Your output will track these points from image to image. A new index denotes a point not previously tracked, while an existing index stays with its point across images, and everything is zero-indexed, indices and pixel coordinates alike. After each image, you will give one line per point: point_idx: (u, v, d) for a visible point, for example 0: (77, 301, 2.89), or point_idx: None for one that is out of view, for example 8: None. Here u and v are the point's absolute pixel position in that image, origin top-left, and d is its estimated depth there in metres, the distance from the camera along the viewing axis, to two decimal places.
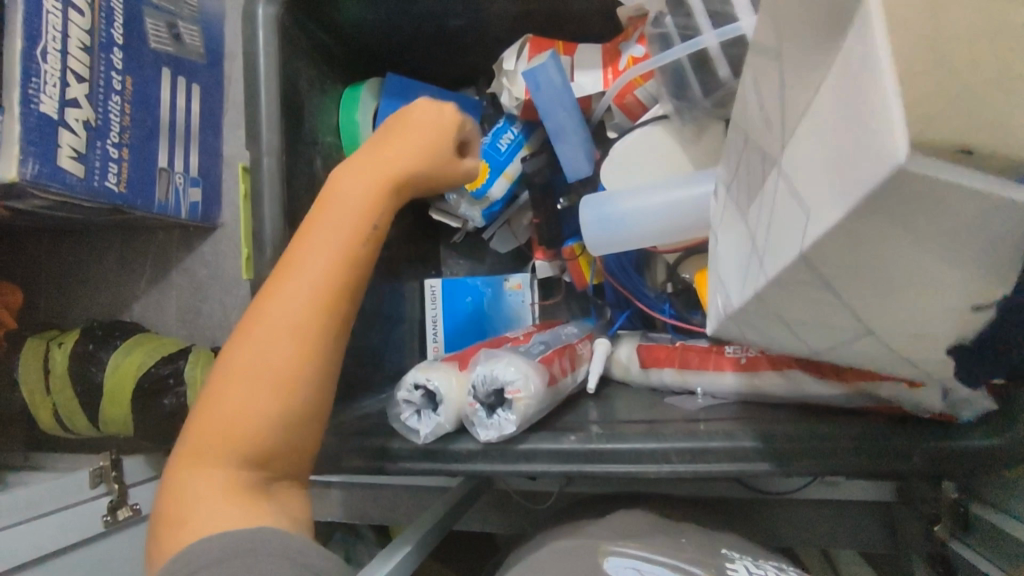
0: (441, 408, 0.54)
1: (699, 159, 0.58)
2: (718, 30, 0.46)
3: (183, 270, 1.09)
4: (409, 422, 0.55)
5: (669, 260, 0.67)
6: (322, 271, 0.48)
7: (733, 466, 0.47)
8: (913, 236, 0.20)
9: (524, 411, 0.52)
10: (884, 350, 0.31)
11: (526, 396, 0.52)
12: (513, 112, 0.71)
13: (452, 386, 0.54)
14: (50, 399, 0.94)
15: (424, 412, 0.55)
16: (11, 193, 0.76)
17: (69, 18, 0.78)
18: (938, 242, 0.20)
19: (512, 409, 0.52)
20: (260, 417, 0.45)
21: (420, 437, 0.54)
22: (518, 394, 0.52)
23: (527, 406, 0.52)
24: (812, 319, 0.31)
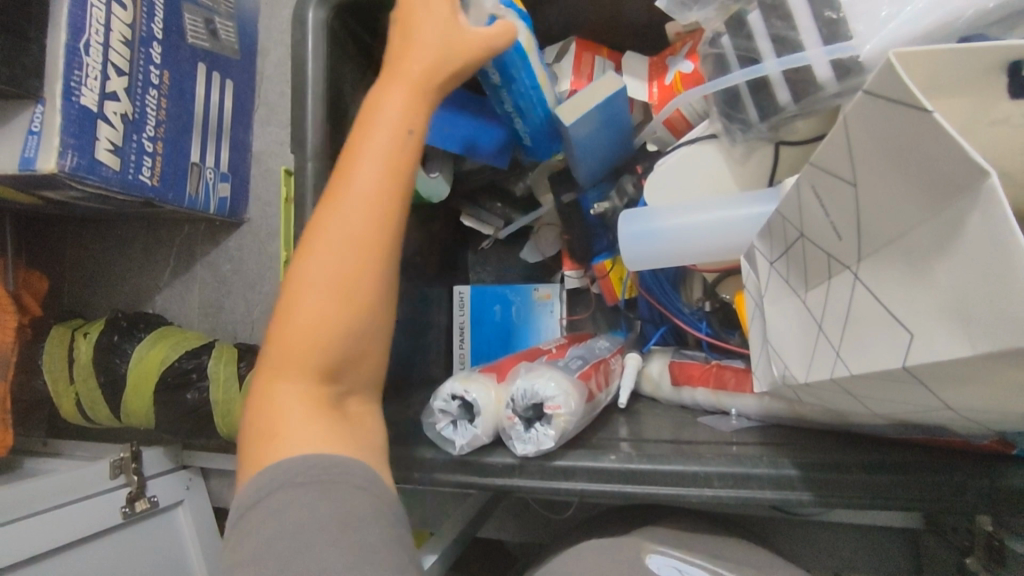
0: (477, 421, 0.52)
1: (745, 181, 0.58)
2: (780, 58, 0.46)
3: (207, 264, 1.09)
4: (442, 435, 0.55)
5: (706, 278, 0.67)
6: (368, 180, 0.44)
7: (776, 494, 0.47)
8: (961, 379, 0.28)
9: (563, 427, 0.51)
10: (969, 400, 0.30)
11: (566, 413, 0.51)
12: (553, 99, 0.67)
13: (490, 400, 0.53)
14: (73, 389, 0.95)
15: (457, 424, 0.54)
16: (48, 183, 0.77)
17: (113, 12, 0.78)
18: (987, 382, 0.27)
19: (551, 424, 0.51)
20: (329, 336, 0.42)
21: (456, 447, 0.53)
22: (559, 410, 0.51)
23: (567, 423, 0.51)
24: (876, 398, 0.36)
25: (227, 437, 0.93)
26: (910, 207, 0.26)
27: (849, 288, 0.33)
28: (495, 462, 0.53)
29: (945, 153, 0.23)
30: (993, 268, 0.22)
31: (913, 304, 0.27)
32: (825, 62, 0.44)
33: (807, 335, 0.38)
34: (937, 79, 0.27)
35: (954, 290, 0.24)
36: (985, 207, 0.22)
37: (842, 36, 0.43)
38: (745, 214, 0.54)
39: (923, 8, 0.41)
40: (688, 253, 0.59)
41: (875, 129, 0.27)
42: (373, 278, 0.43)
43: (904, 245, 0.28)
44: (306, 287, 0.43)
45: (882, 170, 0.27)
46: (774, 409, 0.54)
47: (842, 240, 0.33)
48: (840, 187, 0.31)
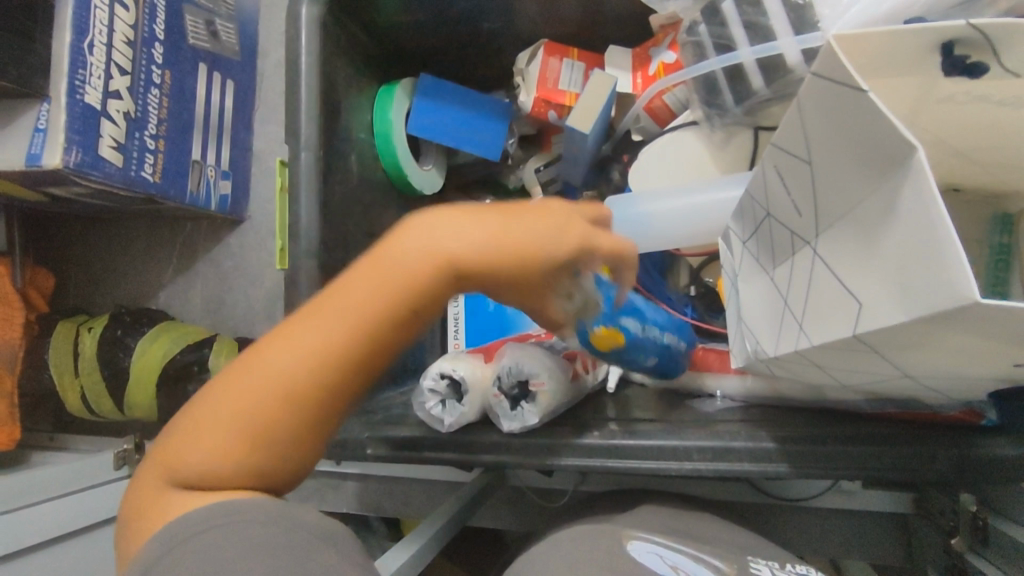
0: (465, 398, 0.54)
1: (725, 166, 0.60)
2: (754, 47, 0.48)
3: (208, 261, 1.11)
4: (430, 415, 0.55)
5: (693, 264, 0.68)
6: (383, 305, 0.35)
7: (755, 466, 0.48)
8: (918, 349, 0.25)
9: (547, 404, 0.52)
10: (924, 369, 0.29)
11: (550, 390, 0.52)
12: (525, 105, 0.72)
13: (477, 377, 0.54)
14: (78, 382, 0.97)
15: (446, 403, 0.55)
16: (53, 179, 0.79)
17: (116, 14, 0.81)
18: (944, 349, 0.25)
19: (535, 401, 0.52)
20: (274, 439, 0.36)
21: (444, 424, 0.54)
22: (543, 387, 0.52)
23: (550, 400, 0.52)
24: (847, 372, 0.34)
25: None
26: (851, 184, 0.25)
27: (808, 264, 0.31)
28: (482, 441, 0.54)
29: (880, 128, 0.22)
30: (920, 247, 0.21)
31: (859, 279, 0.26)
32: (796, 50, 0.46)
33: (774, 313, 0.36)
34: (871, 60, 0.27)
35: (897, 257, 0.23)
36: (915, 181, 0.21)
37: (810, 23, 0.45)
38: (724, 197, 0.56)
39: None
40: (672, 239, 0.60)
41: (822, 110, 0.25)
42: (259, 420, 0.35)
43: (848, 220, 0.26)
44: (253, 375, 0.35)
45: (826, 147, 0.26)
46: (755, 388, 0.56)
47: (800, 216, 0.30)
48: (790, 165, 0.30)
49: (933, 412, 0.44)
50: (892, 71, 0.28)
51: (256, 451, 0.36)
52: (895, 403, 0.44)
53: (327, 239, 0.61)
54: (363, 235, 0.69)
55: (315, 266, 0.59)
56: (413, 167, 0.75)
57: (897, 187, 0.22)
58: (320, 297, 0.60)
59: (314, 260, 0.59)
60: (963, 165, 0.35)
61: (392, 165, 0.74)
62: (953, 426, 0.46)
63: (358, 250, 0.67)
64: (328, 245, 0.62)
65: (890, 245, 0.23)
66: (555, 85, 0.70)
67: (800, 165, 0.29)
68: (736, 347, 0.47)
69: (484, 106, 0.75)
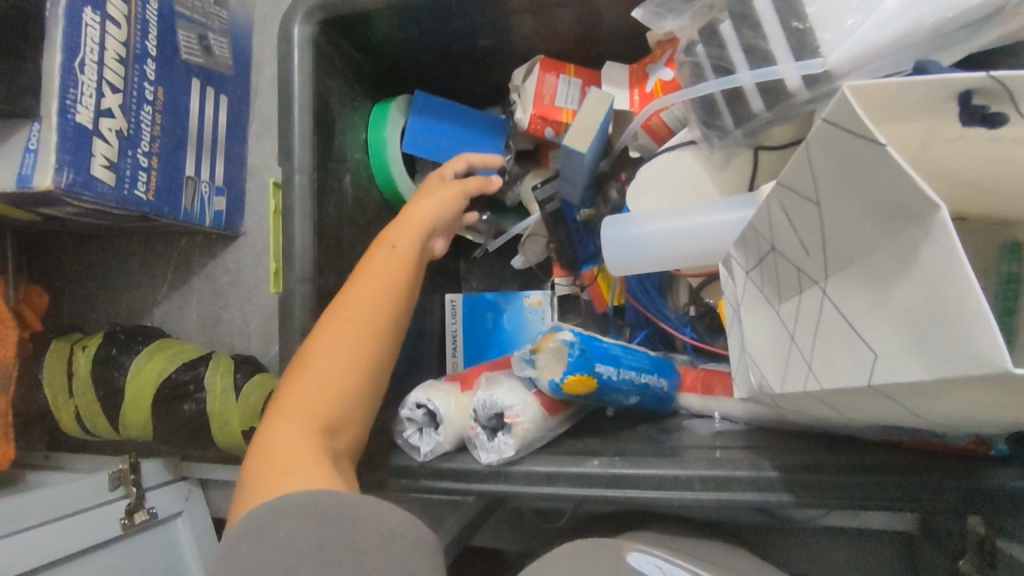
0: (440, 428, 0.54)
1: (724, 186, 0.59)
2: (754, 70, 0.48)
3: (204, 277, 1.10)
4: (408, 443, 0.56)
5: (692, 284, 0.67)
6: (385, 283, 0.55)
7: (757, 496, 0.47)
8: (933, 398, 0.25)
9: (523, 435, 0.52)
10: (936, 412, 0.29)
11: (525, 421, 0.52)
12: (521, 124, 0.71)
13: (454, 407, 0.55)
14: (72, 402, 0.96)
15: (423, 432, 0.55)
16: (45, 200, 0.78)
17: (108, 31, 0.80)
18: (961, 399, 0.24)
19: (511, 432, 0.52)
20: (354, 387, 0.52)
21: (420, 453, 0.55)
22: (518, 418, 0.52)
23: (527, 431, 0.52)
24: (854, 409, 0.33)
25: (225, 448, 0.94)
26: (864, 233, 0.25)
27: (816, 303, 0.30)
28: (480, 469, 0.53)
29: (898, 183, 0.21)
30: (944, 306, 0.21)
31: (875, 328, 0.25)
32: (797, 74, 0.45)
33: (779, 348, 0.35)
34: (881, 104, 0.26)
35: (916, 312, 0.22)
36: (937, 239, 0.21)
37: (811, 48, 0.44)
38: (723, 219, 0.55)
39: (889, 16, 0.41)
40: (670, 259, 0.59)
41: (834, 158, 0.24)
42: (348, 369, 0.51)
43: (861, 268, 0.26)
44: (318, 353, 0.52)
45: (835, 193, 0.26)
46: (758, 412, 0.55)
47: (807, 255, 0.30)
48: (795, 206, 0.29)
49: (940, 442, 0.43)
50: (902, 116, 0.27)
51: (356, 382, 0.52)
52: (902, 432, 0.43)
53: (321, 263, 0.60)
54: (358, 256, 0.68)
55: (309, 290, 0.58)
56: (409, 186, 0.74)
57: (917, 240, 0.22)
58: (315, 322, 0.59)
59: (308, 285, 0.59)
60: (971, 195, 0.34)
61: (387, 184, 0.73)
62: (960, 455, 0.45)
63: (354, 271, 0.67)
64: (322, 268, 0.61)
65: (909, 298, 0.23)
66: (552, 101, 0.69)
67: (804, 207, 0.28)
68: (739, 376, 0.46)
69: (484, 124, 0.75)
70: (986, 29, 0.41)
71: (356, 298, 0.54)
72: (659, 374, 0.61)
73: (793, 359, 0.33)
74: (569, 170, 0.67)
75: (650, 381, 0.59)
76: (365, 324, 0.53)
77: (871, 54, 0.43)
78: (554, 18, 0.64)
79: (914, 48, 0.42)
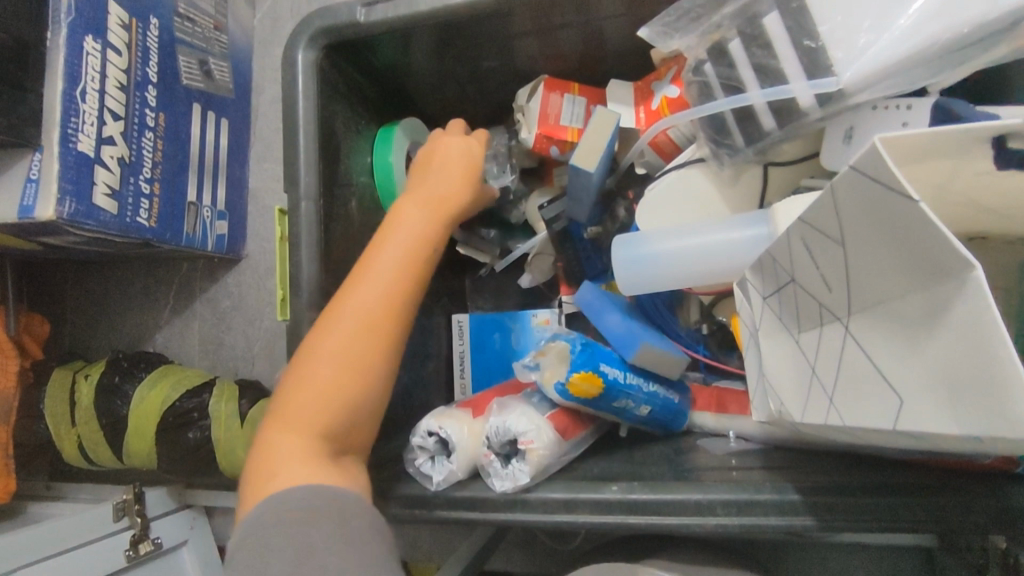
0: (453, 456, 0.53)
1: (735, 204, 0.59)
2: (766, 88, 0.48)
3: (207, 301, 1.09)
4: (420, 471, 0.55)
5: (704, 301, 0.67)
6: (401, 268, 0.53)
7: (780, 520, 0.45)
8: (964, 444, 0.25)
9: (538, 462, 0.51)
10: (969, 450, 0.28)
11: (540, 448, 0.51)
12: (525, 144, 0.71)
13: (466, 435, 0.54)
14: (75, 432, 0.95)
15: (435, 460, 0.54)
16: (45, 229, 0.77)
17: (109, 59, 0.80)
18: (991, 445, 0.24)
19: (526, 459, 0.51)
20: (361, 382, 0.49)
21: (433, 483, 0.53)
22: (532, 445, 0.51)
23: (542, 457, 0.51)
24: (876, 439, 0.33)
25: (230, 475, 0.93)
26: (890, 278, 0.24)
27: (837, 339, 0.29)
28: (494, 498, 0.52)
29: (930, 237, 0.21)
30: (977, 360, 0.21)
31: (902, 373, 0.25)
32: (809, 93, 0.46)
33: (800, 377, 0.35)
34: (911, 149, 0.26)
35: (949, 364, 0.22)
36: (972, 299, 0.21)
37: (824, 67, 0.45)
38: (734, 237, 0.55)
39: (900, 36, 0.42)
40: (681, 277, 0.59)
41: (859, 204, 0.24)
42: (357, 360, 0.49)
43: (887, 312, 0.25)
44: (325, 345, 0.49)
45: (861, 238, 0.25)
46: (776, 432, 0.54)
47: (830, 291, 0.29)
48: (816, 243, 0.29)
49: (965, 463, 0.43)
50: (925, 157, 0.27)
51: (359, 379, 0.49)
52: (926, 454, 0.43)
53: (328, 290, 0.60)
54: None
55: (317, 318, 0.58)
56: None
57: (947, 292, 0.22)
58: None
59: (316, 312, 0.58)
60: (993, 216, 0.34)
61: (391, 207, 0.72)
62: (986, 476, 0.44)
63: None
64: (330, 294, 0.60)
65: (942, 351, 0.22)
66: (557, 120, 0.69)
67: (824, 246, 0.28)
68: (756, 400, 0.46)
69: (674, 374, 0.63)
70: (995, 46, 0.41)
71: (367, 288, 0.51)
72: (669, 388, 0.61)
73: (814, 392, 0.33)
74: (576, 190, 0.66)
75: (657, 389, 0.60)
76: (371, 318, 0.50)
77: (885, 71, 0.43)
78: (557, 39, 0.65)
79: (927, 64, 0.42)
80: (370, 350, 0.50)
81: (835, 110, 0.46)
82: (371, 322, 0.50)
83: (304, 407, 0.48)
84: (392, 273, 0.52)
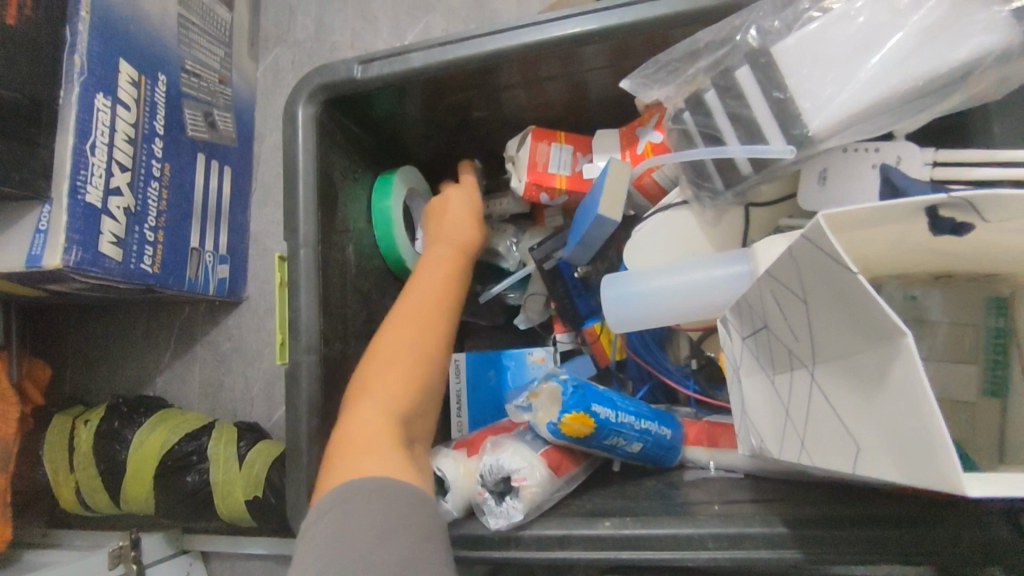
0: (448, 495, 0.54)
1: (718, 243, 0.61)
2: (745, 141, 0.51)
3: (207, 344, 1.11)
4: None
5: (692, 337, 0.68)
6: (443, 285, 0.64)
7: (769, 553, 0.46)
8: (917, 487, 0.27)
9: (531, 498, 0.52)
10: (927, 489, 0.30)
11: (533, 484, 0.52)
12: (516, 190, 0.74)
13: (460, 473, 0.54)
14: (73, 478, 0.95)
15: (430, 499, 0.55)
16: (52, 277, 0.80)
17: (118, 114, 0.83)
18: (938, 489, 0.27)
19: (519, 497, 0.52)
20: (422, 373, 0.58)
21: None
22: (525, 482, 0.52)
23: (535, 493, 0.52)
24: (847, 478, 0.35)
25: (228, 519, 0.93)
26: (843, 337, 0.27)
27: (804, 386, 0.32)
28: (488, 537, 0.52)
29: (871, 307, 0.24)
30: (915, 418, 0.23)
31: (856, 423, 0.27)
32: (783, 145, 0.48)
33: (774, 416, 0.37)
34: (858, 218, 0.31)
35: (893, 418, 0.25)
36: (905, 364, 0.23)
37: (794, 117, 0.47)
38: (718, 274, 0.57)
39: (860, 88, 0.45)
40: (669, 314, 0.60)
41: (813, 267, 0.27)
42: (419, 355, 0.58)
43: (842, 365, 0.28)
44: (386, 347, 0.58)
45: (819, 298, 0.28)
46: (765, 466, 0.55)
47: (796, 341, 0.32)
48: (783, 297, 0.31)
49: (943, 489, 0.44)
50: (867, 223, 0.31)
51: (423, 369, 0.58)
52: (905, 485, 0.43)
53: (326, 332, 0.62)
54: (361, 322, 0.70)
55: (315, 361, 0.60)
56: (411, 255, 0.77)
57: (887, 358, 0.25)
58: (321, 390, 0.60)
59: (314, 355, 0.60)
60: (948, 254, 0.36)
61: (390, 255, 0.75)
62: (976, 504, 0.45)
63: (358, 338, 0.68)
64: (327, 336, 0.63)
65: (886, 407, 0.25)
66: (546, 168, 0.72)
67: (788, 302, 0.31)
68: (741, 434, 0.47)
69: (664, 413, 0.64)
70: (945, 97, 0.45)
71: (414, 301, 0.61)
72: (660, 422, 0.62)
73: (784, 436, 0.35)
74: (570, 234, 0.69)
75: (650, 426, 0.60)
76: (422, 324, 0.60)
77: (853, 119, 0.45)
78: (544, 91, 0.68)
79: (886, 114, 0.45)
80: (431, 346, 0.59)
81: (810, 154, 0.49)
82: (425, 325, 0.60)
83: (383, 391, 0.55)
84: (444, 286, 0.64)
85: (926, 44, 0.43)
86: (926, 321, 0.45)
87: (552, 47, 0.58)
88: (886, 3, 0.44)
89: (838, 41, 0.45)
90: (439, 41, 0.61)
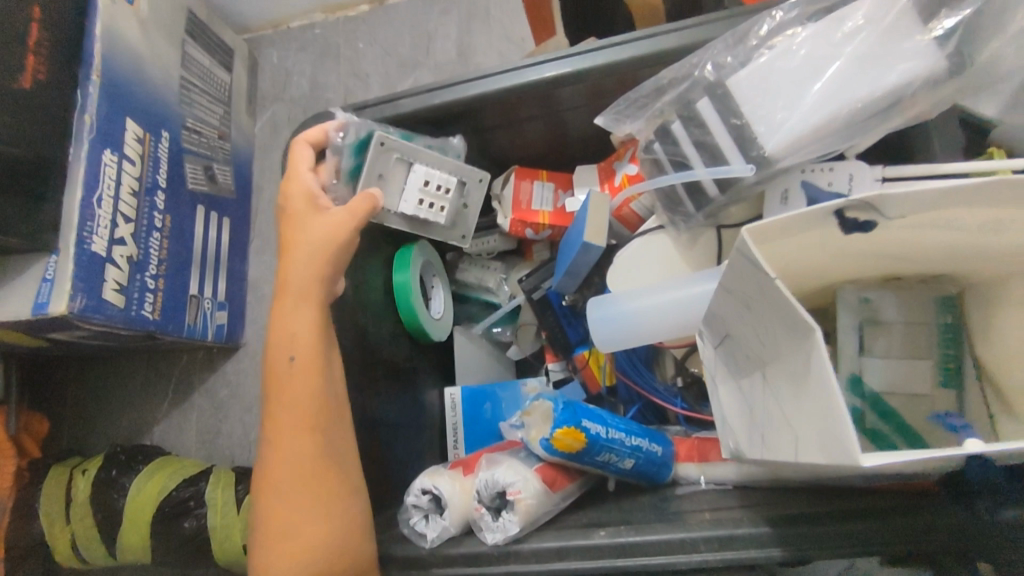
0: (446, 513, 0.55)
1: (694, 263, 0.65)
2: (711, 166, 0.55)
3: (205, 391, 1.12)
4: (415, 530, 0.56)
5: (676, 355, 0.72)
6: (308, 375, 0.56)
7: (758, 552, 0.47)
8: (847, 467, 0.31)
9: (526, 511, 0.53)
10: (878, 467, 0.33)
11: (527, 496, 0.54)
12: (503, 225, 0.78)
13: (456, 492, 0.56)
14: (69, 529, 0.94)
15: (429, 519, 0.56)
16: (55, 325, 0.82)
17: (123, 169, 0.88)
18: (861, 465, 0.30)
19: (515, 510, 0.53)
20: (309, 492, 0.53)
21: (427, 540, 0.55)
22: (520, 495, 0.53)
23: (530, 506, 0.54)
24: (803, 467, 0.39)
25: (226, 565, 0.92)
26: (779, 337, 0.32)
27: (758, 386, 0.36)
28: (487, 554, 0.53)
29: (791, 306, 0.29)
30: (831, 400, 0.27)
31: (794, 413, 0.31)
32: (743, 166, 0.53)
33: (740, 418, 0.40)
34: (780, 227, 0.34)
35: (818, 405, 0.29)
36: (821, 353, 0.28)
37: (751, 140, 0.52)
38: (696, 292, 0.60)
39: (809, 111, 0.49)
40: (653, 332, 0.63)
41: (748, 276, 0.32)
42: (297, 484, 0.53)
43: (781, 363, 0.32)
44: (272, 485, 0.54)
45: (757, 306, 0.32)
46: (751, 473, 0.56)
47: (749, 346, 0.36)
48: (732, 305, 0.36)
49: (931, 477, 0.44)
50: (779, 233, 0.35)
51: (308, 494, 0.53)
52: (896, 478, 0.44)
53: None
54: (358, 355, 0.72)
55: None
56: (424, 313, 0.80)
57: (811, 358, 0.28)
58: None
59: None
60: (893, 253, 0.40)
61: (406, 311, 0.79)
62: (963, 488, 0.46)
63: (356, 369, 0.71)
64: None
65: (813, 395, 0.29)
66: (529, 205, 0.77)
67: (737, 311, 0.35)
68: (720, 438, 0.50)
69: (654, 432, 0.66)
70: (886, 117, 0.50)
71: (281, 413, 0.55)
72: (651, 439, 0.64)
73: (752, 434, 0.38)
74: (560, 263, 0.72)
75: (641, 442, 0.62)
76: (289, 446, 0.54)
77: (801, 141, 0.50)
78: (525, 133, 0.74)
79: (833, 134, 0.50)
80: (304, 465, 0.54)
81: (767, 174, 0.54)
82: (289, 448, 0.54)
83: (281, 537, 0.52)
84: (298, 380, 0.55)
85: (862, 71, 0.48)
86: (881, 322, 0.46)
87: (530, 90, 0.63)
88: (824, 36, 0.49)
89: (785, 71, 0.50)
90: (426, 88, 0.66)
